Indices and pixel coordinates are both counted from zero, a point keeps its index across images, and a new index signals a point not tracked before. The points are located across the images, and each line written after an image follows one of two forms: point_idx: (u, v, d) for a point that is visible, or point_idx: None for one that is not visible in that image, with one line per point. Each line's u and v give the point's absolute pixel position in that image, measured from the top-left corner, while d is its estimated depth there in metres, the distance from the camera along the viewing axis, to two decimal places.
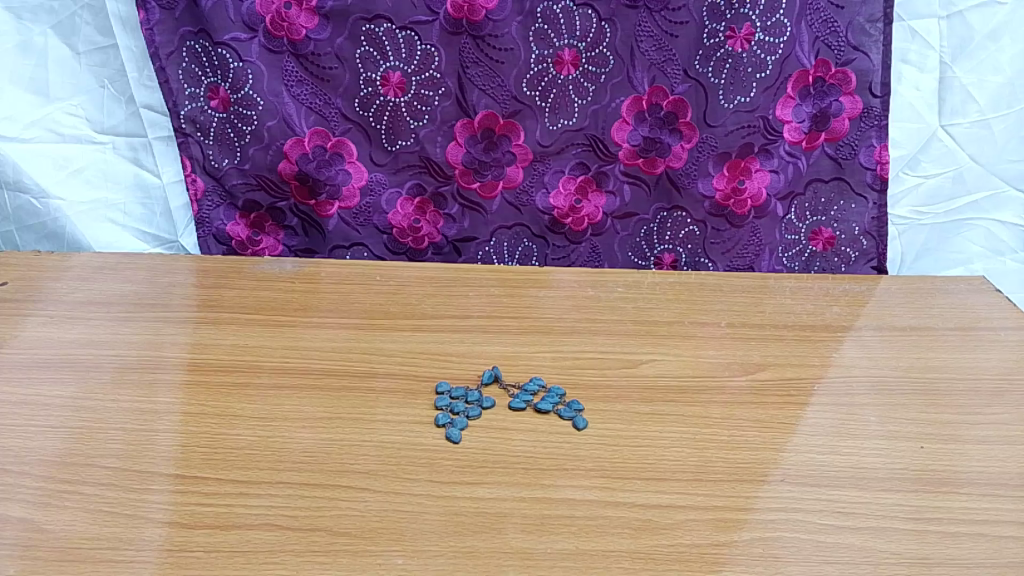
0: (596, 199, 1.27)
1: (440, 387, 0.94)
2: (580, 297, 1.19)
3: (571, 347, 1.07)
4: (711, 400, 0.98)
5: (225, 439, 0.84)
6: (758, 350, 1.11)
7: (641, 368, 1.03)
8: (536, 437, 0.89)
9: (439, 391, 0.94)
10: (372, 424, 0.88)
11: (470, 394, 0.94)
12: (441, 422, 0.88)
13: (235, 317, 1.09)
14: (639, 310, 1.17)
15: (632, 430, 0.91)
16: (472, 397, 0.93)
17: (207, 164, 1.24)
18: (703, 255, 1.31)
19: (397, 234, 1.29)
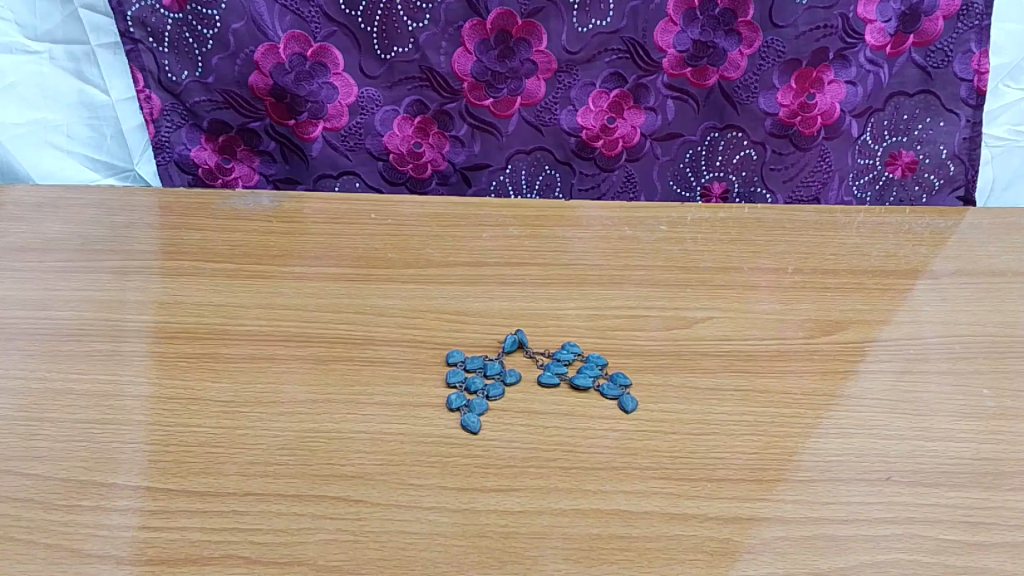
0: (634, 117, 1.05)
1: (451, 356, 0.76)
2: (616, 237, 0.99)
3: (609, 302, 0.87)
4: (787, 368, 0.80)
5: (180, 434, 0.66)
6: (835, 301, 0.91)
7: (699, 329, 0.84)
8: (575, 424, 0.70)
9: (451, 362, 0.75)
10: (367, 410, 0.70)
11: (489, 365, 0.75)
12: (454, 406, 0.70)
13: (199, 267, 0.89)
14: (688, 253, 0.97)
15: (693, 413, 0.73)
16: (492, 370, 0.75)
17: (162, 77, 1.02)
18: (759, 184, 1.10)
19: (395, 161, 1.08)
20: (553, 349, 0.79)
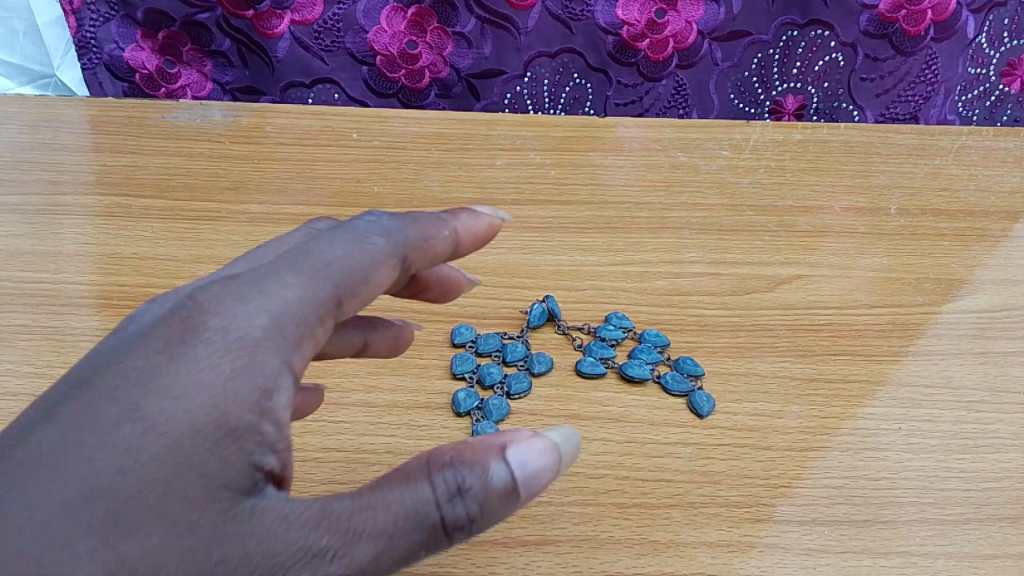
0: (689, 10, 0.82)
1: (459, 334, 0.57)
2: (666, 164, 0.77)
3: (663, 253, 0.67)
4: (911, 349, 0.59)
5: None
6: (957, 249, 0.70)
7: (786, 293, 0.64)
8: (629, 436, 0.51)
9: (459, 343, 0.57)
10: (339, 416, 0.50)
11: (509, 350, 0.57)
12: (463, 410, 0.51)
13: (124, 203, 0.68)
14: (762, 186, 0.76)
15: (791, 416, 0.53)
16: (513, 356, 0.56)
17: None
18: (845, 99, 0.88)
19: (383, 65, 0.85)
20: (592, 325, 0.60)
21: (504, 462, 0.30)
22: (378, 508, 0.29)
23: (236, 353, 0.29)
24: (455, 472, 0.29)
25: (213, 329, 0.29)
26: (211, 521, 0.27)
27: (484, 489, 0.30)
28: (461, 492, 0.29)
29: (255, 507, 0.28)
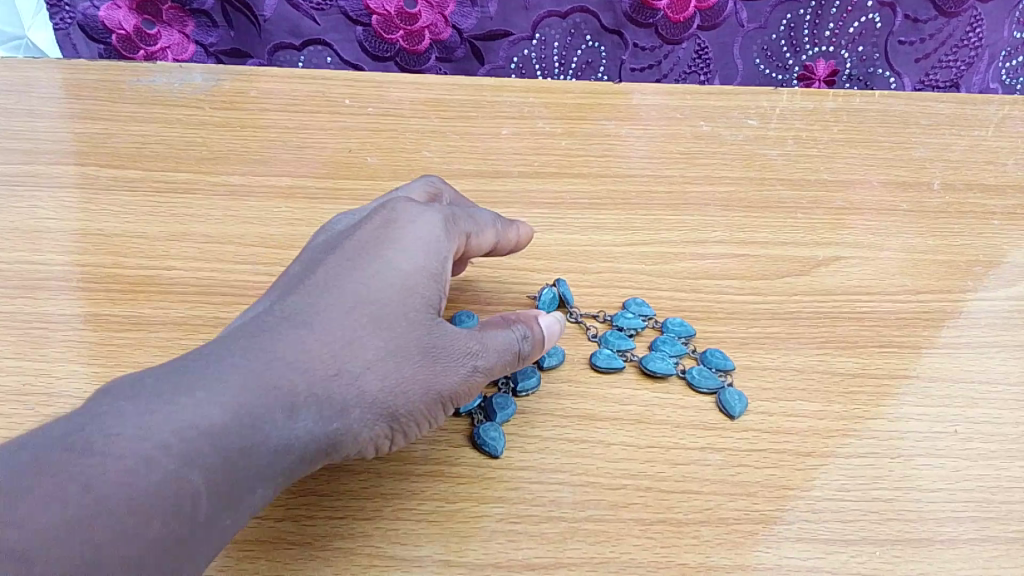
0: None
1: (459, 317, 0.51)
2: (688, 134, 0.71)
3: (684, 232, 0.60)
4: (964, 340, 0.53)
5: None
6: (1009, 229, 0.64)
7: (822, 277, 0.57)
8: (652, 440, 0.45)
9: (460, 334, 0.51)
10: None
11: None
12: (463, 410, 0.45)
13: (91, 173, 0.62)
14: (793, 157, 0.69)
15: (833, 419, 0.47)
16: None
17: None
18: (881, 64, 0.81)
19: (379, 26, 0.78)
20: (608, 311, 0.54)
21: (539, 323, 0.44)
22: (492, 341, 0.41)
23: (431, 248, 0.40)
24: (517, 324, 0.43)
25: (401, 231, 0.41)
26: (418, 354, 0.38)
27: (534, 337, 0.43)
28: (528, 338, 0.43)
29: (443, 341, 0.39)
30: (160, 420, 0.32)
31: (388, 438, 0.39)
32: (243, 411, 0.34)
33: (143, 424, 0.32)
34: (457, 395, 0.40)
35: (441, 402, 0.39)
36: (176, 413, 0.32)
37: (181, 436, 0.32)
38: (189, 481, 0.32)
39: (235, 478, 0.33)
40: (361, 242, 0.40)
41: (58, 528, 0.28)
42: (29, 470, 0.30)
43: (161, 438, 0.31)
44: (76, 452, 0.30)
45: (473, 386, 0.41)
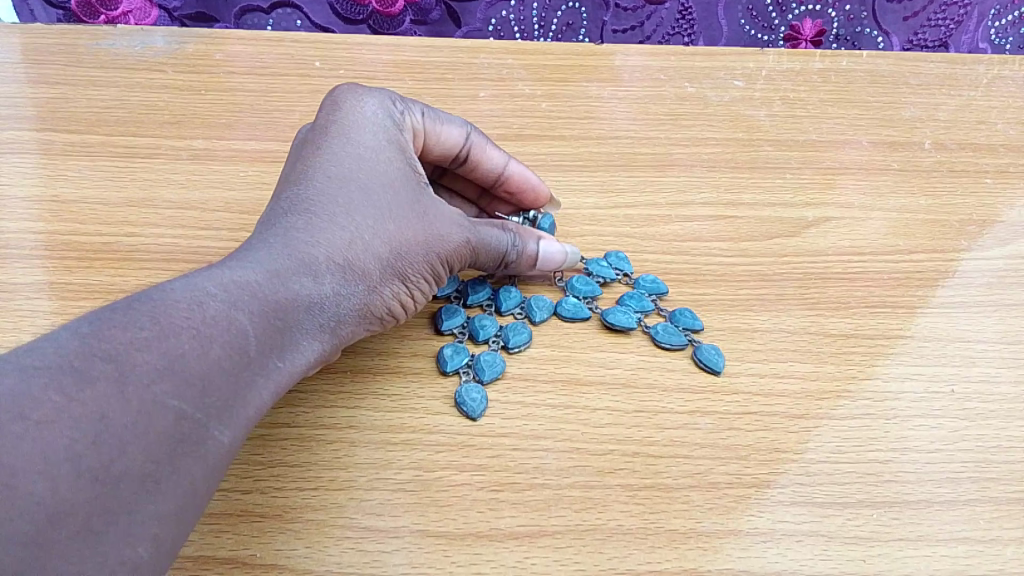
0: None
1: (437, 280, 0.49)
2: (672, 95, 0.68)
3: (671, 195, 0.58)
4: (959, 299, 0.52)
5: None
6: (1002, 188, 0.62)
7: (813, 238, 0.55)
8: (638, 404, 0.43)
9: (444, 292, 0.49)
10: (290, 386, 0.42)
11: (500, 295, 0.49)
12: (451, 369, 0.44)
13: (45, 138, 0.58)
14: (780, 118, 0.67)
15: (826, 381, 0.45)
16: (506, 302, 0.48)
17: None
18: (868, 24, 0.79)
19: None
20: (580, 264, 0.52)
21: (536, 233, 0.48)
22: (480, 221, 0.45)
23: (396, 126, 0.44)
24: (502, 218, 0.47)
25: (366, 112, 0.44)
26: (417, 215, 0.41)
27: (528, 244, 0.47)
28: (517, 234, 0.46)
29: (436, 211, 0.43)
30: (201, 277, 0.34)
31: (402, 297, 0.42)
32: (271, 272, 0.36)
33: (188, 279, 0.34)
34: (455, 257, 0.43)
35: (439, 265, 0.43)
36: (221, 278, 0.34)
37: (223, 285, 0.34)
38: (237, 319, 0.33)
39: (276, 324, 0.35)
40: (324, 127, 0.43)
41: (152, 372, 0.30)
42: (101, 329, 0.30)
43: (208, 287, 0.34)
44: (139, 302, 0.32)
45: (466, 254, 0.44)
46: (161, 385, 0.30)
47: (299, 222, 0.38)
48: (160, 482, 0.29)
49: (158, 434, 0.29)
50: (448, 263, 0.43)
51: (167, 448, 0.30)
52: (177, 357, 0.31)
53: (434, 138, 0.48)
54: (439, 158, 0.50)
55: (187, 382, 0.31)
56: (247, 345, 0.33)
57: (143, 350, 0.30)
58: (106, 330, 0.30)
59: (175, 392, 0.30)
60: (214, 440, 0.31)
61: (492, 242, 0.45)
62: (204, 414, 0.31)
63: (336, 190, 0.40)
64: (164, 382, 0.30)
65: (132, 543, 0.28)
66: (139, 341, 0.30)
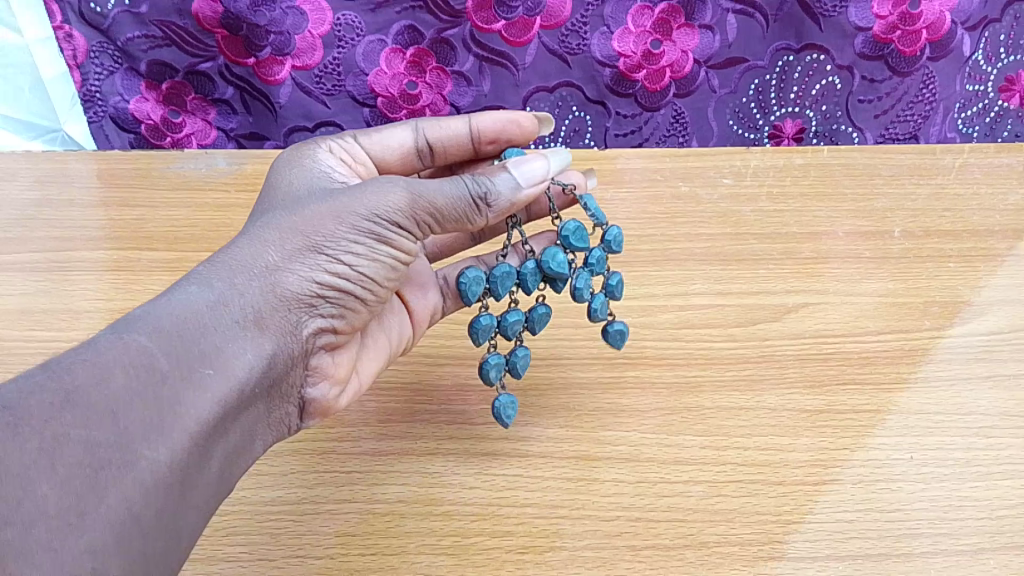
0: (685, 39, 0.83)
1: (469, 283, 0.51)
2: (668, 195, 0.77)
3: (667, 286, 0.67)
4: (921, 376, 0.59)
5: None
6: (963, 272, 0.70)
7: (791, 323, 0.64)
8: (641, 475, 0.51)
9: (468, 283, 0.51)
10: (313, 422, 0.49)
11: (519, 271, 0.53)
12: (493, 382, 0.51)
13: (131, 256, 0.68)
14: (762, 213, 0.76)
15: (800, 451, 0.53)
16: (532, 283, 0.53)
17: (83, 7, 0.79)
18: (844, 121, 0.88)
19: (385, 107, 0.87)
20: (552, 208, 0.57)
21: (505, 170, 0.50)
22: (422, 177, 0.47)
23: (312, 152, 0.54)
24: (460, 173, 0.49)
25: (274, 194, 0.50)
26: (323, 207, 0.45)
27: (494, 181, 0.49)
28: (480, 178, 0.49)
29: (350, 197, 0.45)
30: (107, 330, 0.38)
31: (346, 275, 0.44)
32: (170, 304, 0.39)
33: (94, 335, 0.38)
34: (399, 217, 0.45)
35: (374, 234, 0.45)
36: (123, 324, 0.38)
37: (121, 329, 0.38)
38: (134, 343, 0.37)
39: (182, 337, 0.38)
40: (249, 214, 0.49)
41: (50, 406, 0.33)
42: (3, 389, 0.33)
43: (106, 334, 0.37)
44: (45, 364, 0.36)
45: (414, 210, 0.46)
46: (63, 417, 0.33)
47: (202, 266, 0.43)
48: (88, 511, 0.32)
49: (71, 461, 0.32)
50: (390, 222, 0.45)
51: (86, 473, 0.32)
52: (76, 388, 0.34)
53: (385, 145, 0.58)
54: (411, 158, 0.59)
55: (93, 409, 0.34)
56: (153, 357, 0.37)
57: (38, 393, 0.33)
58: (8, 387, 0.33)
59: (80, 420, 0.33)
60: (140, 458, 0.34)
61: (444, 190, 0.47)
62: (118, 437, 0.34)
63: (237, 237, 0.44)
64: (62, 413, 0.33)
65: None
66: (34, 387, 0.33)
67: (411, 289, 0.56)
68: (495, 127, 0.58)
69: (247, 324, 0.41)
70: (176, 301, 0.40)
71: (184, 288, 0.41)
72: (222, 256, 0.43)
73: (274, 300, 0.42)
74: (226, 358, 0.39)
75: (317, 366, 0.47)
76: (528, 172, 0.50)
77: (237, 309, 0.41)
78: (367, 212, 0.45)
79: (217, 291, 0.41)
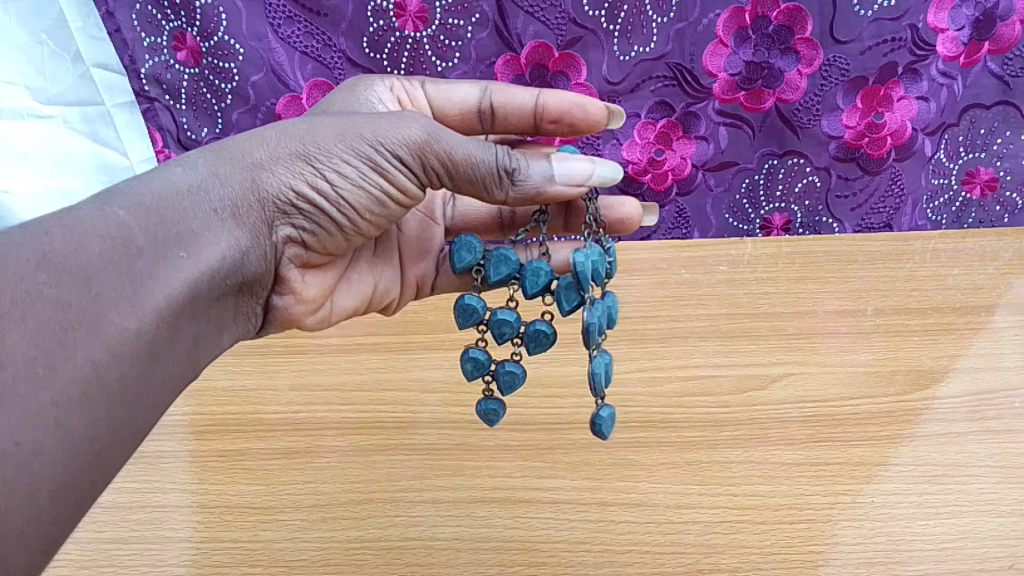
0: (684, 148, 0.99)
1: (459, 248, 0.65)
2: (673, 280, 0.91)
3: (672, 360, 0.80)
4: (883, 434, 0.71)
5: (226, 551, 0.61)
6: (925, 344, 0.82)
7: (775, 390, 0.76)
8: (650, 517, 0.63)
9: (464, 263, 0.64)
10: (287, 325, 0.65)
11: (515, 265, 0.64)
12: (472, 375, 0.64)
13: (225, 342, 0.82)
14: (752, 295, 0.89)
15: (779, 497, 0.65)
16: (531, 286, 0.63)
17: (181, 134, 1.00)
18: (825, 213, 1.03)
19: None
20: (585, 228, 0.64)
21: (546, 160, 0.60)
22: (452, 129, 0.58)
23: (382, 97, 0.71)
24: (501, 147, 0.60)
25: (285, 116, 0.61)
26: (309, 134, 0.56)
27: (529, 164, 0.59)
28: (515, 156, 0.59)
29: (339, 125, 0.56)
30: (106, 197, 0.49)
31: (321, 189, 0.56)
32: (155, 191, 0.50)
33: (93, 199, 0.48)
34: (391, 147, 0.56)
35: (349, 159, 0.56)
36: (116, 199, 0.48)
37: (114, 200, 0.48)
38: (119, 217, 0.47)
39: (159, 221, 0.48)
40: None
41: (37, 257, 0.42)
42: (9, 235, 0.43)
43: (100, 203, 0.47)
44: (49, 216, 0.46)
45: (412, 150, 0.57)
46: (42, 276, 0.41)
47: (196, 160, 0.54)
48: (53, 367, 0.40)
49: (44, 315, 0.40)
50: (374, 158, 0.56)
51: (57, 329, 0.41)
52: (57, 251, 0.43)
53: (453, 96, 0.72)
54: (476, 113, 0.73)
55: (74, 271, 0.43)
56: (133, 233, 0.46)
57: (33, 246, 0.42)
58: (13, 232, 0.43)
59: (55, 280, 0.42)
60: (108, 320, 0.43)
61: (466, 149, 0.57)
62: (94, 303, 0.43)
63: (230, 144, 0.55)
64: (43, 273, 0.41)
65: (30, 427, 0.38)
66: (33, 239, 0.43)
67: (411, 257, 0.74)
68: (556, 106, 0.70)
69: (224, 217, 0.52)
70: (165, 183, 0.51)
71: (176, 173, 0.52)
72: (210, 162, 0.53)
73: (249, 200, 0.54)
74: (199, 246, 0.50)
75: (285, 270, 0.61)
76: (566, 168, 0.60)
77: (216, 200, 0.52)
78: (365, 137, 0.56)
79: (198, 181, 0.52)
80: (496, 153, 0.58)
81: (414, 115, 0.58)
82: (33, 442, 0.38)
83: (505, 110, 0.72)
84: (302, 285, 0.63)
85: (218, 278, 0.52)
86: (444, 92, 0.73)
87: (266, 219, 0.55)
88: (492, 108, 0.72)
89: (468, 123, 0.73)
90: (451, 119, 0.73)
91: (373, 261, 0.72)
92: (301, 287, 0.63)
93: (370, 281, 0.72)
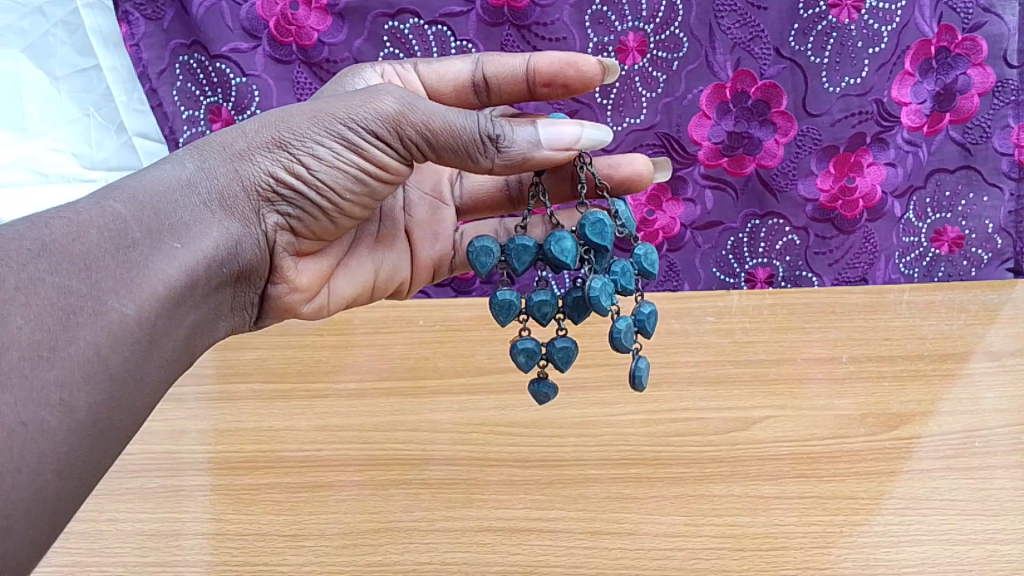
0: (672, 209, 1.13)
1: (478, 253, 0.70)
2: (664, 330, 0.99)
3: (662, 403, 0.87)
4: (852, 471, 0.78)
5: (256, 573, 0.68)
6: (895, 388, 0.90)
7: (756, 430, 0.83)
8: (640, 545, 0.70)
9: (485, 265, 0.70)
10: (288, 311, 0.73)
11: (534, 250, 0.69)
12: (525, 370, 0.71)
13: (254, 386, 0.90)
14: (737, 343, 0.96)
15: (757, 527, 0.72)
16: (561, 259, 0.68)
17: None
18: (804, 268, 1.16)
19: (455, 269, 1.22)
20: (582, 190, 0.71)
21: (531, 127, 0.66)
22: (427, 101, 0.64)
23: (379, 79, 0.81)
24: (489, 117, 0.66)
25: None
26: (285, 125, 0.63)
27: (516, 131, 0.65)
28: (499, 123, 0.65)
29: (311, 110, 0.64)
30: (105, 195, 0.56)
31: (299, 171, 0.63)
32: (148, 190, 0.58)
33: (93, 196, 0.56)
34: (363, 125, 0.63)
35: (321, 142, 0.63)
36: (113, 198, 0.56)
37: (111, 199, 0.56)
38: (114, 213, 0.54)
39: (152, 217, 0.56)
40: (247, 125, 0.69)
41: (40, 248, 0.49)
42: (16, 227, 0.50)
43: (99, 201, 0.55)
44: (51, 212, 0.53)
45: (384, 125, 0.63)
46: (41, 265, 0.48)
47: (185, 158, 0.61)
48: (53, 353, 0.46)
49: (47, 303, 0.47)
50: (344, 137, 0.63)
51: (61, 314, 0.48)
52: (55, 245, 0.50)
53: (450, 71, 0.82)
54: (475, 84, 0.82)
55: (76, 260, 0.50)
56: (128, 225, 0.54)
57: (37, 238, 0.49)
58: (19, 225, 0.50)
59: (56, 269, 0.49)
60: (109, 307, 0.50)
61: (440, 120, 0.63)
62: (95, 293, 0.50)
63: (216, 144, 0.63)
64: (43, 261, 0.48)
65: (37, 409, 0.45)
66: (38, 231, 0.50)
67: (421, 241, 0.84)
68: (541, 64, 0.77)
69: (211, 207, 0.60)
70: (160, 183, 0.59)
71: (171, 171, 0.60)
72: (200, 161, 0.61)
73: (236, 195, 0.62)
74: (190, 237, 0.58)
75: (280, 258, 0.69)
76: (553, 132, 0.66)
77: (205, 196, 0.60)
78: (338, 117, 0.63)
79: (187, 177, 0.60)
80: (472, 116, 0.64)
81: (386, 90, 0.64)
82: (35, 424, 0.44)
83: (498, 77, 0.80)
84: (295, 271, 0.71)
85: (215, 265, 0.60)
86: (438, 70, 0.82)
87: (253, 208, 0.63)
88: (484, 77, 0.81)
89: (464, 95, 0.82)
90: (449, 93, 0.82)
91: (374, 251, 0.81)
92: (294, 275, 0.71)
93: (371, 269, 0.81)
